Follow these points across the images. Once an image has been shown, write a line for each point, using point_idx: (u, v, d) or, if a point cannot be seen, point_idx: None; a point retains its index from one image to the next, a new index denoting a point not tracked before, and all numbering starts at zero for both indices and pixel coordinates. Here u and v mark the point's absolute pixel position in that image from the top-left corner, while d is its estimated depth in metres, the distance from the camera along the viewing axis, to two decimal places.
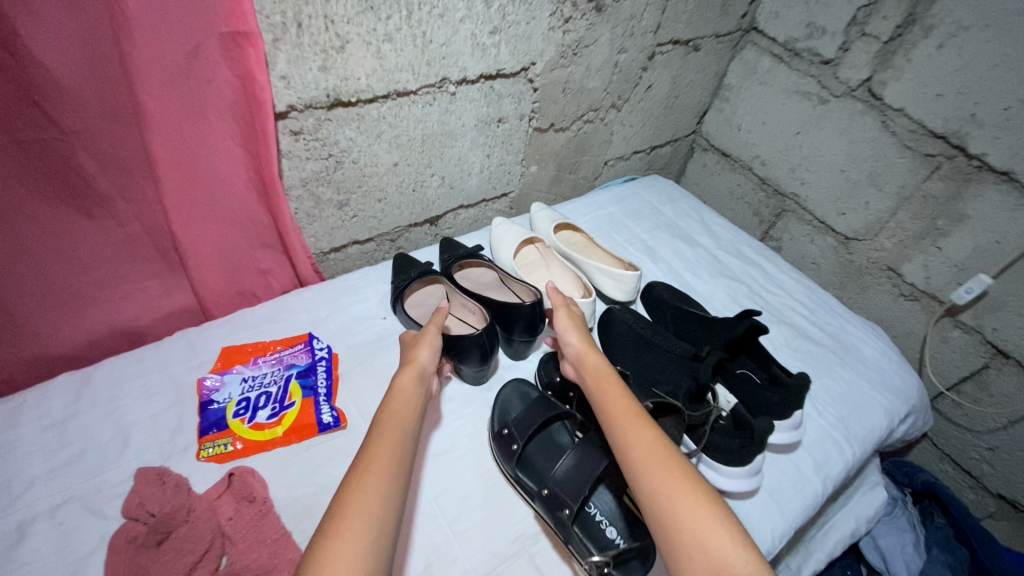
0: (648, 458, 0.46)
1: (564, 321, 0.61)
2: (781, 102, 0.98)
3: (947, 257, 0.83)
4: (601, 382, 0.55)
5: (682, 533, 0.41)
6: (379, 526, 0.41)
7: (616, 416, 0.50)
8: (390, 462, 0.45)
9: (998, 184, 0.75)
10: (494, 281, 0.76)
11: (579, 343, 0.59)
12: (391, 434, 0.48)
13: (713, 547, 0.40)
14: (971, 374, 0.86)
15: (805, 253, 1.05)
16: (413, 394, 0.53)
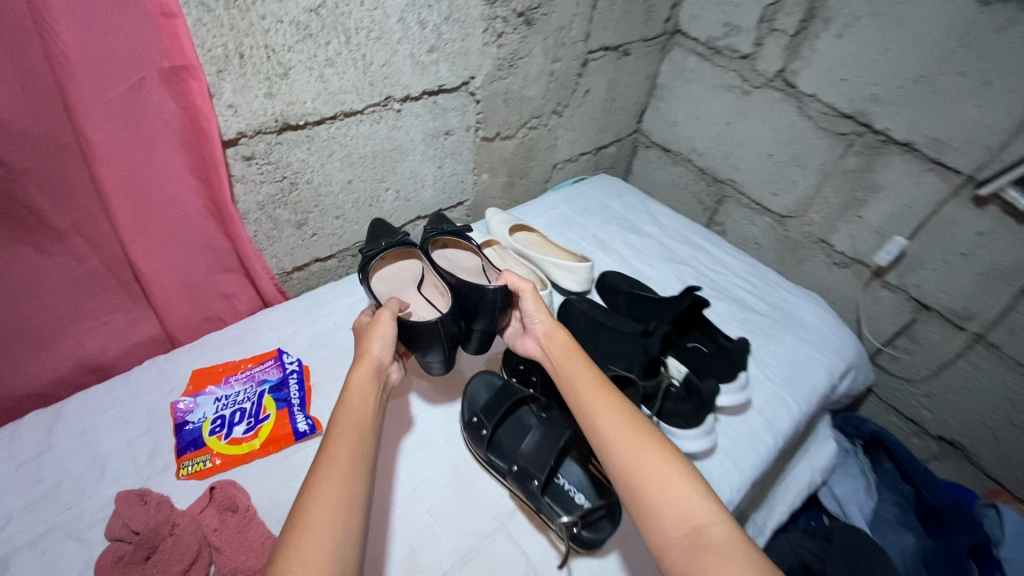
0: (620, 430, 0.49)
1: (535, 302, 0.61)
2: (710, 97, 1.06)
3: (868, 225, 0.91)
4: (568, 356, 0.58)
5: (655, 496, 0.45)
6: (340, 539, 0.41)
7: (584, 392, 0.53)
8: (348, 464, 0.46)
9: (902, 154, 0.83)
10: (474, 267, 0.74)
11: (549, 320, 0.60)
12: (348, 433, 0.48)
13: (684, 504, 0.44)
14: (902, 328, 0.93)
15: (746, 234, 1.12)
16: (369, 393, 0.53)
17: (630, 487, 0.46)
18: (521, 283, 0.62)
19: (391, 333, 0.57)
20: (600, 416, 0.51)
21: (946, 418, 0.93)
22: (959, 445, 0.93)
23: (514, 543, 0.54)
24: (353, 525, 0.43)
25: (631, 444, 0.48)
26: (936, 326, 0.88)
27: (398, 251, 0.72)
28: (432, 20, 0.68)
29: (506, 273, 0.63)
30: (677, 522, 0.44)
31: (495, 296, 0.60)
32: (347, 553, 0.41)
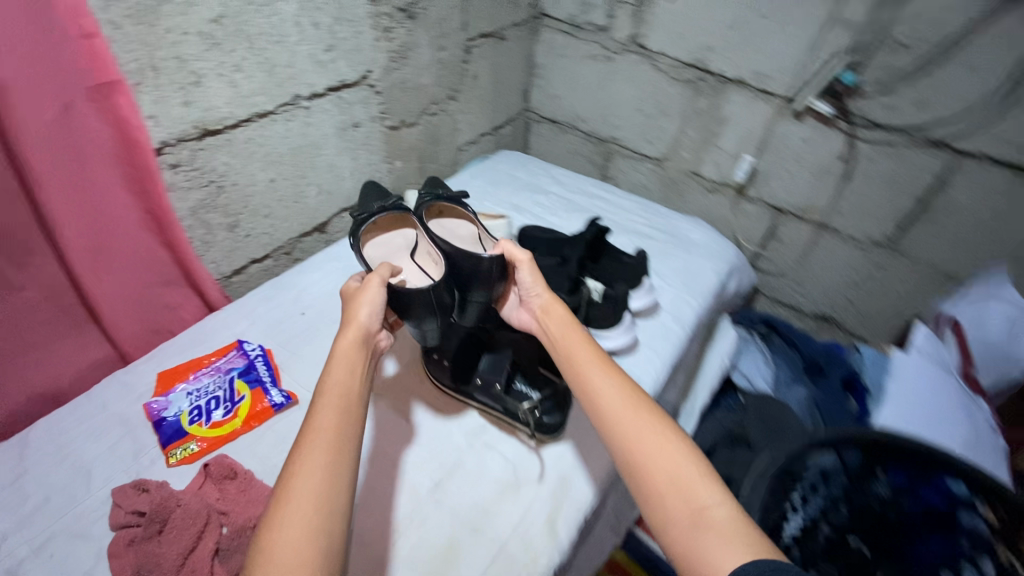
0: (625, 412, 0.54)
1: (532, 275, 0.64)
2: (581, 68, 1.21)
3: (725, 152, 1.10)
4: (567, 337, 0.62)
5: (658, 478, 0.50)
6: (322, 513, 0.43)
7: (591, 374, 0.58)
8: (333, 433, 0.47)
9: (736, 89, 1.01)
10: (469, 236, 0.77)
11: (546, 292, 0.64)
12: (333, 401, 0.50)
13: (685, 484, 0.49)
14: (767, 232, 1.13)
15: (635, 182, 1.29)
16: (356, 359, 0.54)
17: (632, 467, 0.51)
18: (516, 254, 0.65)
19: (378, 300, 0.57)
20: (606, 396, 0.56)
21: (816, 298, 1.14)
22: (828, 316, 1.14)
23: (489, 447, 0.65)
24: (340, 495, 0.45)
25: (637, 424, 0.53)
26: (790, 223, 1.09)
27: (394, 215, 0.74)
28: (323, 22, 0.75)
29: (503, 242, 0.66)
30: (678, 501, 0.48)
31: (490, 265, 0.62)
32: (334, 523, 0.43)
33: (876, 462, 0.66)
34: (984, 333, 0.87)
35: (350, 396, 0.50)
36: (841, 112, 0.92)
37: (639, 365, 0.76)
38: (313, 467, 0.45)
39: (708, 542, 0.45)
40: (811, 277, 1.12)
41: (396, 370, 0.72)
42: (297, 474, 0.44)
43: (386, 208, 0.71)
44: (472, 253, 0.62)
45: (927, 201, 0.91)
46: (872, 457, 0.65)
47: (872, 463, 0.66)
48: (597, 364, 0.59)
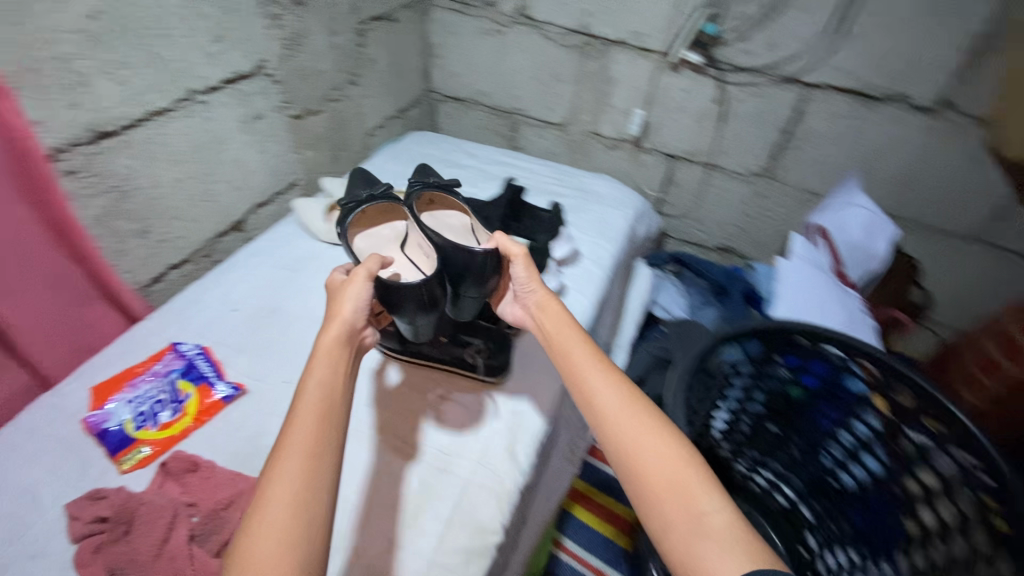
0: (624, 412, 0.49)
1: (527, 269, 0.62)
2: (475, 43, 1.25)
3: (618, 109, 1.19)
4: (559, 327, 0.58)
5: (653, 478, 0.46)
6: (298, 527, 0.38)
7: (586, 370, 0.53)
8: (313, 434, 0.43)
9: (619, 49, 1.10)
10: (460, 226, 0.78)
11: (541, 287, 0.62)
12: (313, 404, 0.45)
13: (685, 491, 0.45)
14: (665, 179, 1.25)
15: (542, 148, 1.36)
16: (337, 359, 0.49)
17: (628, 472, 0.47)
18: (512, 247, 0.62)
19: (365, 295, 0.54)
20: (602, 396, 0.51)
21: (715, 232, 1.28)
22: (726, 246, 1.29)
23: (444, 398, 0.69)
24: (321, 504, 0.40)
25: (636, 425, 0.48)
26: (683, 167, 1.21)
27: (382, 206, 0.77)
28: (208, 12, 0.74)
29: (497, 236, 0.64)
30: (676, 508, 0.44)
31: (484, 258, 0.62)
32: (312, 536, 0.39)
33: (777, 350, 0.76)
34: (847, 235, 1.00)
35: (333, 396, 0.46)
36: (710, 60, 1.03)
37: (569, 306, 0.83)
38: (291, 474, 0.40)
39: (709, 555, 0.41)
40: (707, 214, 1.26)
41: (399, 382, 0.70)
42: (273, 481, 0.40)
43: (374, 195, 0.74)
44: (464, 248, 0.63)
45: (790, 131, 1.04)
46: (773, 347, 0.76)
47: (770, 352, 0.76)
48: (595, 358, 0.54)
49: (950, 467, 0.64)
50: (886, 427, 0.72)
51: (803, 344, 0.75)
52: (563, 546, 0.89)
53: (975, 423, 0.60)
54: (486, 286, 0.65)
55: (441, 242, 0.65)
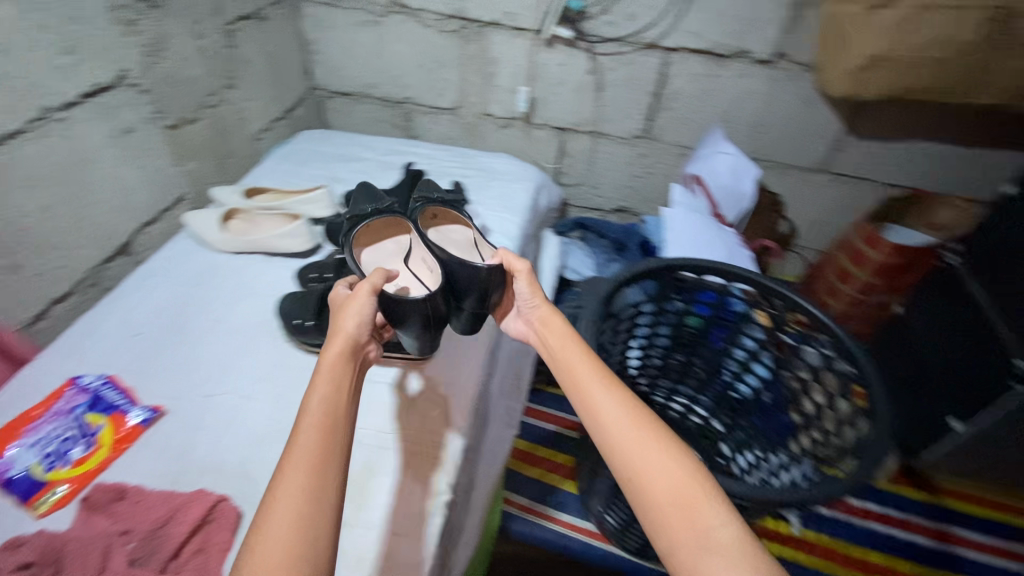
0: (625, 425, 0.50)
1: (530, 287, 0.63)
2: (353, 36, 1.24)
3: (504, 89, 1.24)
4: (561, 342, 0.59)
5: (656, 495, 0.46)
6: (302, 542, 0.39)
7: (589, 381, 0.54)
8: (316, 450, 0.44)
9: (496, 30, 1.15)
10: (464, 241, 0.79)
11: (543, 303, 0.63)
12: (314, 421, 0.46)
13: (692, 508, 0.45)
14: (558, 150, 1.32)
15: (438, 134, 1.38)
16: (340, 383, 0.50)
17: (629, 479, 0.48)
18: (515, 263, 0.63)
19: (370, 309, 0.55)
20: (606, 408, 0.52)
21: (611, 194, 1.37)
22: (621, 207, 1.39)
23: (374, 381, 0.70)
24: (326, 524, 0.41)
25: (636, 436, 0.49)
26: (573, 137, 1.28)
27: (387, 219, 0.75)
28: (49, 22, 0.69)
29: (501, 251, 0.64)
30: (680, 522, 0.44)
31: (486, 273, 0.61)
32: (317, 550, 0.39)
33: (670, 287, 0.85)
34: (718, 180, 1.12)
35: (335, 414, 0.47)
36: (579, 34, 1.10)
37: None
38: (294, 490, 0.41)
39: (713, 568, 0.41)
40: (601, 178, 1.35)
41: (420, 392, 0.70)
42: (276, 498, 0.41)
43: (379, 209, 0.74)
44: (468, 263, 0.62)
45: (660, 92, 1.15)
46: (667, 284, 0.84)
47: (666, 291, 0.86)
48: (596, 374, 0.55)
49: (845, 391, 0.72)
50: (767, 337, 0.83)
51: (691, 279, 0.84)
52: (513, 501, 0.95)
53: (841, 328, 0.71)
54: (488, 303, 0.65)
55: (445, 257, 0.65)
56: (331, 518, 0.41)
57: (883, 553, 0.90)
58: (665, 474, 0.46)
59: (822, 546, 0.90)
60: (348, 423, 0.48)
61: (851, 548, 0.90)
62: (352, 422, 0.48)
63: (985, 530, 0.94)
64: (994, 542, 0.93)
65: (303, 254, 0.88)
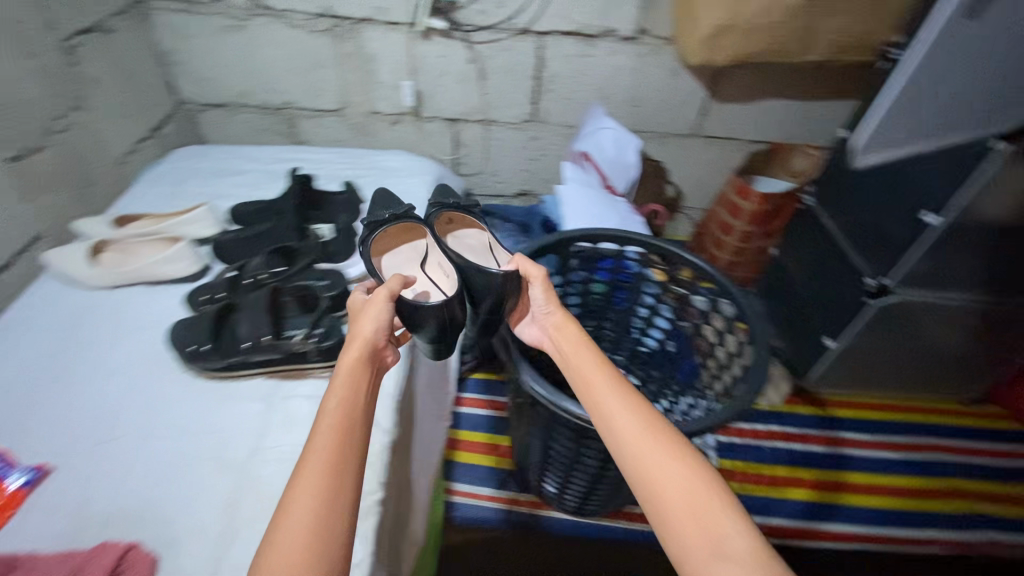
0: (639, 430, 0.51)
1: (545, 291, 0.66)
2: (217, 43, 1.16)
3: (388, 85, 1.22)
4: (573, 345, 0.62)
5: (671, 503, 0.47)
6: (316, 545, 0.41)
7: (598, 386, 0.56)
8: (332, 458, 0.45)
9: (369, 26, 1.13)
10: (480, 245, 0.79)
11: (556, 308, 0.65)
12: (331, 427, 0.47)
13: (707, 519, 0.45)
14: (452, 141, 1.33)
15: (326, 137, 1.34)
16: (357, 391, 0.51)
17: (640, 484, 0.49)
18: (532, 270, 0.66)
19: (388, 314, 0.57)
20: (618, 420, 0.53)
21: (511, 178, 1.41)
22: (522, 189, 1.43)
23: (287, 395, 0.68)
24: (340, 528, 0.43)
25: (649, 446, 0.50)
26: (465, 126, 1.29)
27: (405, 225, 0.75)
28: None
29: (518, 258, 0.68)
30: (696, 536, 0.45)
31: (499, 279, 0.66)
32: (332, 554, 0.41)
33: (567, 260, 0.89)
34: (604, 153, 1.18)
35: (352, 421, 0.48)
36: (453, 24, 1.11)
37: None
38: (307, 498, 0.43)
39: None
40: (498, 164, 1.37)
41: None
42: (292, 504, 0.43)
43: (394, 213, 0.74)
44: (484, 270, 0.66)
45: (540, 75, 1.19)
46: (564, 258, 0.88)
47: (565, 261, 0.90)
48: (610, 379, 0.56)
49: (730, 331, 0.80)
50: (662, 290, 0.90)
51: (585, 249, 0.88)
52: (454, 490, 0.96)
53: (719, 272, 0.78)
54: (501, 305, 0.69)
55: (462, 262, 0.69)
56: (346, 524, 0.43)
57: (787, 466, 1.01)
58: (681, 478, 0.48)
59: (737, 471, 1.00)
60: (365, 424, 0.50)
61: (761, 467, 1.01)
62: (369, 423, 0.50)
63: (867, 428, 1.08)
64: (875, 437, 1.07)
65: (191, 278, 0.83)
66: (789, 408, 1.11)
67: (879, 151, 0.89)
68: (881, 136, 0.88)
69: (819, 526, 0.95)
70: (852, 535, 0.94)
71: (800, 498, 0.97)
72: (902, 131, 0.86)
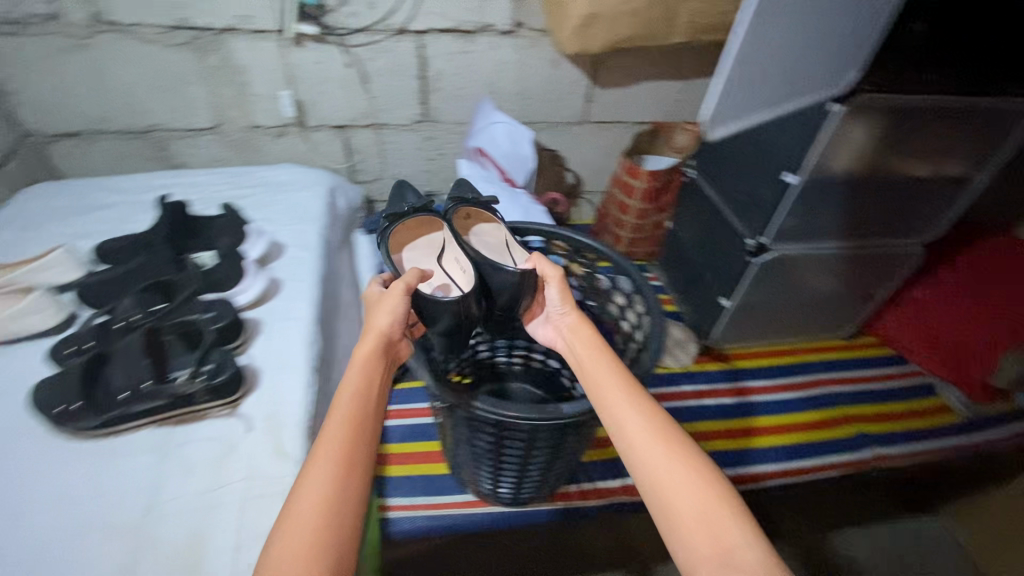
0: (644, 435, 0.57)
1: (559, 294, 0.76)
2: (58, 66, 1.04)
3: (265, 96, 1.16)
4: (584, 346, 0.70)
5: (680, 514, 0.52)
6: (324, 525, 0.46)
7: (608, 387, 0.63)
8: (345, 447, 0.51)
9: (234, 36, 1.06)
10: (496, 242, 0.90)
11: (571, 311, 0.75)
12: (343, 418, 0.54)
13: (716, 527, 0.50)
14: (345, 149, 1.28)
15: (205, 158, 1.25)
16: (367, 386, 0.59)
17: (646, 477, 0.55)
18: (548, 272, 0.78)
19: (401, 307, 0.66)
20: (629, 422, 0.59)
21: (412, 181, 1.38)
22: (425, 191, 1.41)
23: (182, 443, 0.63)
24: (350, 513, 0.48)
25: (658, 448, 0.56)
26: (355, 132, 1.25)
27: (421, 219, 0.88)
28: None
29: (537, 261, 0.79)
30: (702, 533, 0.50)
31: (515, 277, 0.77)
32: (342, 534, 0.46)
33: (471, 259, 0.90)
34: (498, 147, 1.19)
35: (362, 410, 0.55)
36: (326, 29, 1.07)
37: (286, 295, 0.83)
38: (318, 483, 0.48)
39: None
40: (397, 169, 1.35)
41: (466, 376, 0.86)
42: (304, 487, 0.48)
43: (415, 210, 0.86)
44: (501, 269, 0.77)
45: (425, 75, 1.18)
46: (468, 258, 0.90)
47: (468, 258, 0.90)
48: (623, 386, 0.63)
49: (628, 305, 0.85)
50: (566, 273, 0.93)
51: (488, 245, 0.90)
52: (390, 506, 0.93)
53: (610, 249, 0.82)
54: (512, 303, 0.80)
55: (481, 260, 0.80)
56: (357, 505, 0.49)
57: (702, 423, 1.09)
58: (686, 484, 0.53)
59: None
60: (373, 417, 0.57)
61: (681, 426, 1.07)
62: (377, 417, 0.57)
63: (768, 375, 1.19)
64: (775, 381, 1.18)
65: (54, 330, 0.75)
66: (699, 366, 1.19)
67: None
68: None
69: (735, 471, 1.02)
70: (763, 475, 1.02)
71: (715, 449, 1.04)
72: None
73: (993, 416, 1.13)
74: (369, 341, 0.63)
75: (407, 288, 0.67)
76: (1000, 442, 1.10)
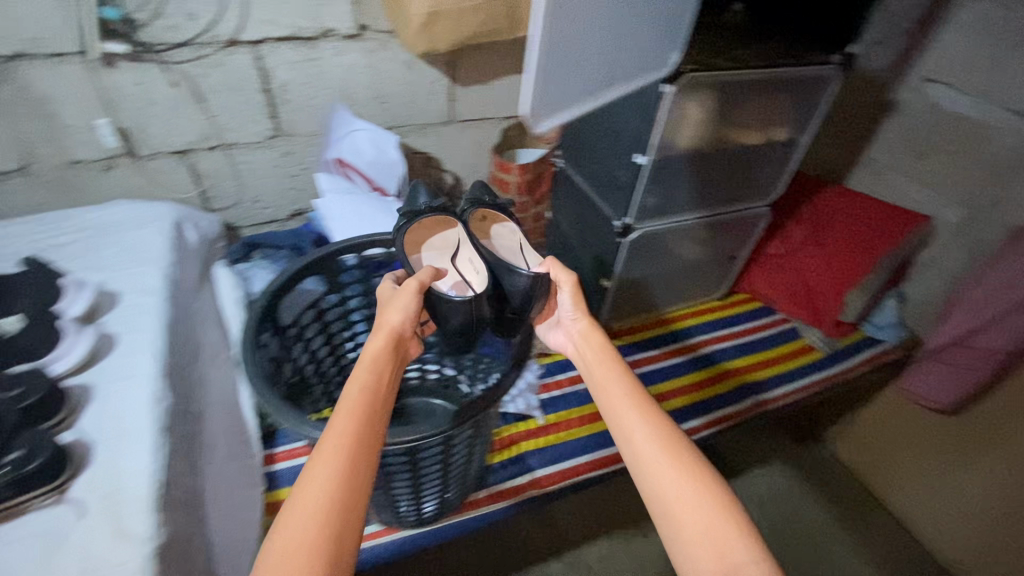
0: (653, 448, 0.61)
1: (572, 301, 0.82)
2: None
3: (80, 127, 1.02)
4: (595, 352, 0.76)
5: (682, 522, 0.56)
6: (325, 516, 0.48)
7: (616, 396, 0.68)
8: (350, 442, 0.54)
9: (24, 63, 0.92)
10: (512, 246, 0.91)
11: (582, 317, 0.81)
12: (352, 416, 0.56)
13: (720, 541, 0.54)
14: (191, 176, 1.16)
15: (17, 204, 1.07)
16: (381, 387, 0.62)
17: (650, 486, 0.60)
18: (561, 277, 0.81)
19: (411, 305, 0.70)
20: (634, 430, 0.64)
21: (277, 202, 1.28)
22: (294, 210, 1.32)
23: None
24: (352, 509, 0.50)
25: (665, 459, 0.60)
26: (200, 157, 1.14)
27: (437, 219, 0.88)
28: None
29: (550, 265, 0.83)
30: (707, 547, 0.54)
31: (525, 280, 0.80)
32: (345, 526, 0.49)
33: (336, 279, 0.85)
34: (360, 156, 1.14)
35: (372, 407, 0.58)
36: (141, 46, 0.96)
37: (123, 352, 0.74)
38: (322, 483, 0.51)
39: None
40: (258, 191, 1.24)
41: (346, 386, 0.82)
42: (307, 484, 0.50)
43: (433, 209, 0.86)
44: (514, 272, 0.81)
45: (268, 88, 1.09)
46: (331, 278, 0.84)
47: (334, 277, 0.84)
48: (629, 398, 0.67)
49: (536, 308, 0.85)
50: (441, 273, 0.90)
51: (355, 262, 0.86)
52: None
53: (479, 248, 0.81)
54: (519, 308, 0.84)
55: (495, 264, 0.84)
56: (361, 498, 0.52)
57: None
58: (685, 496, 0.57)
59: (562, 421, 1.04)
60: (382, 414, 0.59)
61: (584, 408, 1.06)
62: (386, 413, 0.60)
63: (656, 345, 1.25)
64: (662, 349, 1.24)
65: None
66: None
67: (553, 113, 0.74)
68: (552, 98, 0.72)
69: None
70: None
71: None
72: (569, 81, 0.72)
73: (845, 349, 1.27)
74: (379, 338, 0.67)
75: (418, 287, 0.72)
76: (853, 372, 1.25)
